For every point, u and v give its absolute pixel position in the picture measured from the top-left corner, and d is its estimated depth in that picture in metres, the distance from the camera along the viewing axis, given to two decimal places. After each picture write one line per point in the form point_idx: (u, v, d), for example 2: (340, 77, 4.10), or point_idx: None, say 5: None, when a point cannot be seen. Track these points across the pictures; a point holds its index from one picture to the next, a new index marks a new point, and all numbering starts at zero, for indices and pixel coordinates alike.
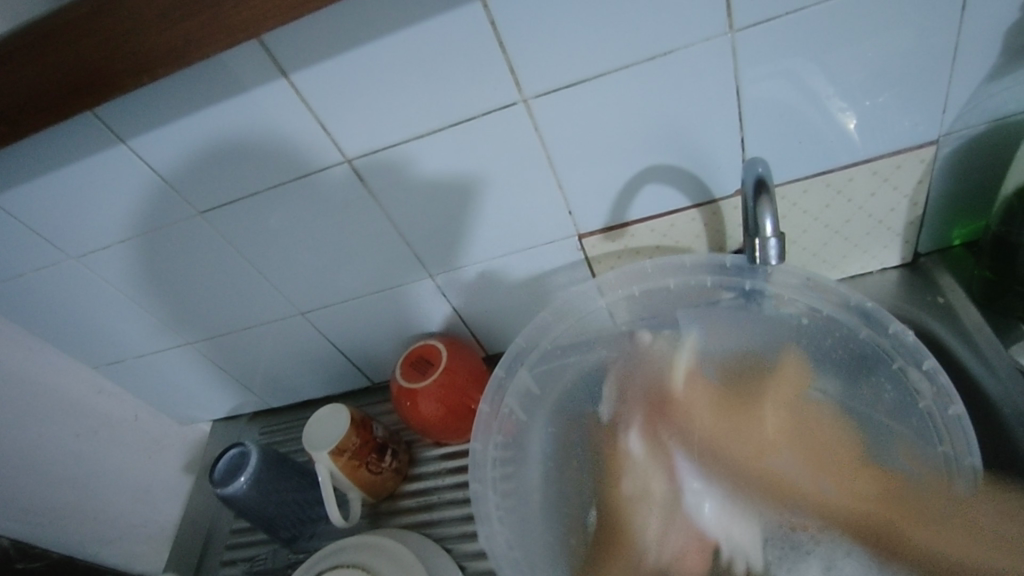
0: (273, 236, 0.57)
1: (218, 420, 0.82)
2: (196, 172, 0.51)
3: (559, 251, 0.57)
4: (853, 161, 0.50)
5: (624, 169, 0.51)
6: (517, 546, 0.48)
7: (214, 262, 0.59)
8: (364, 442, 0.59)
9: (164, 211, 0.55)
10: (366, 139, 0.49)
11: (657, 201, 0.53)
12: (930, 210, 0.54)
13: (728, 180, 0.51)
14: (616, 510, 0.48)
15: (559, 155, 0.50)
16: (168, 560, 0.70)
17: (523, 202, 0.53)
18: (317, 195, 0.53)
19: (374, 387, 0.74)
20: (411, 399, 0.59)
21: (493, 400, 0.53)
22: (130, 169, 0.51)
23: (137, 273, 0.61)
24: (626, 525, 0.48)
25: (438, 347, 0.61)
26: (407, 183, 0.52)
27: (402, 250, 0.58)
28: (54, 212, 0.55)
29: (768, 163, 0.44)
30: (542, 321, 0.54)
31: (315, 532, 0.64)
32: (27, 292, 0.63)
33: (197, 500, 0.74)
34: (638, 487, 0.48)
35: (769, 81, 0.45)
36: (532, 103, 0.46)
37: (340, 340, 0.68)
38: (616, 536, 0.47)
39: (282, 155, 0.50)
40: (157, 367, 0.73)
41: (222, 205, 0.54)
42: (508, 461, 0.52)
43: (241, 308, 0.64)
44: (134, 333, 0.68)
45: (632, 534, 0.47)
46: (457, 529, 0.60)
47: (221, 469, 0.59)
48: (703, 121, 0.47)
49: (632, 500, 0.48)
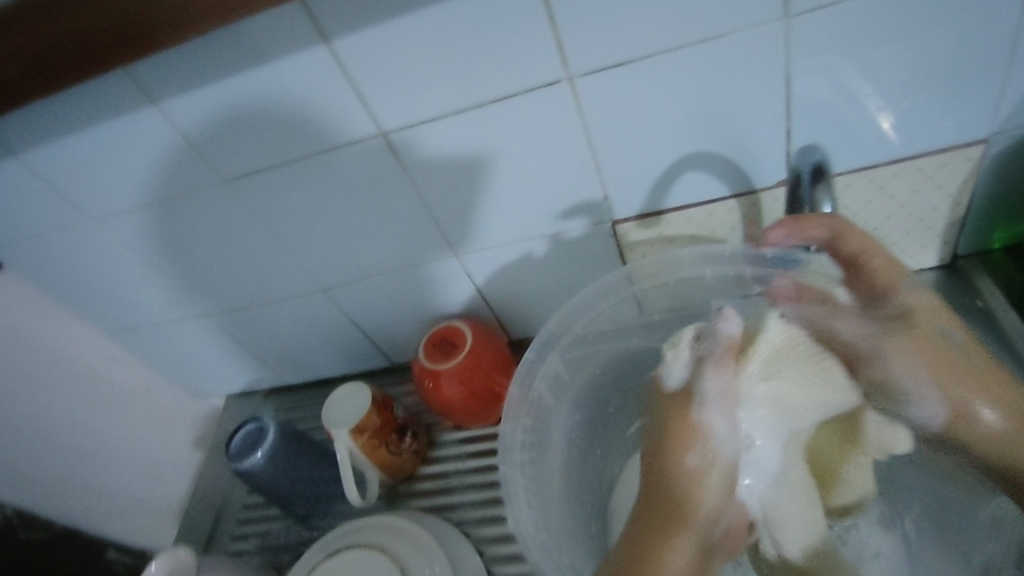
0: (302, 209, 0.56)
1: (230, 395, 0.82)
2: (227, 138, 0.50)
3: (591, 236, 0.56)
4: (898, 156, 0.49)
5: (665, 154, 0.50)
6: (543, 529, 0.47)
7: (239, 232, 0.59)
8: (383, 422, 0.58)
9: (192, 179, 0.54)
10: (404, 112, 0.48)
11: (695, 189, 0.52)
12: (972, 211, 0.53)
13: (770, 171, 0.50)
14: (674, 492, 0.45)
15: (598, 137, 0.49)
16: (178, 532, 0.69)
17: (559, 183, 0.52)
18: (350, 169, 0.52)
19: (391, 368, 0.73)
20: (433, 381, 0.58)
21: (523, 382, 0.51)
22: (159, 133, 0.50)
23: (159, 240, 0.60)
24: (674, 504, 0.44)
25: (462, 329, 0.60)
26: (442, 159, 0.51)
27: (432, 229, 0.57)
28: (78, 173, 0.54)
29: (821, 146, 0.46)
30: (577, 305, 0.52)
31: (329, 511, 0.63)
32: (46, 255, 0.63)
33: (208, 473, 0.73)
34: (705, 458, 0.45)
35: (820, 70, 0.44)
36: (577, 81, 0.45)
37: (361, 318, 0.67)
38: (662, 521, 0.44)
39: (315, 124, 0.49)
40: (172, 338, 0.73)
41: (251, 173, 0.53)
42: (535, 445, 0.51)
43: (262, 281, 0.64)
44: (152, 301, 0.68)
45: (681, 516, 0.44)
46: (476, 513, 0.59)
47: (238, 443, 0.59)
48: (749, 108, 0.46)
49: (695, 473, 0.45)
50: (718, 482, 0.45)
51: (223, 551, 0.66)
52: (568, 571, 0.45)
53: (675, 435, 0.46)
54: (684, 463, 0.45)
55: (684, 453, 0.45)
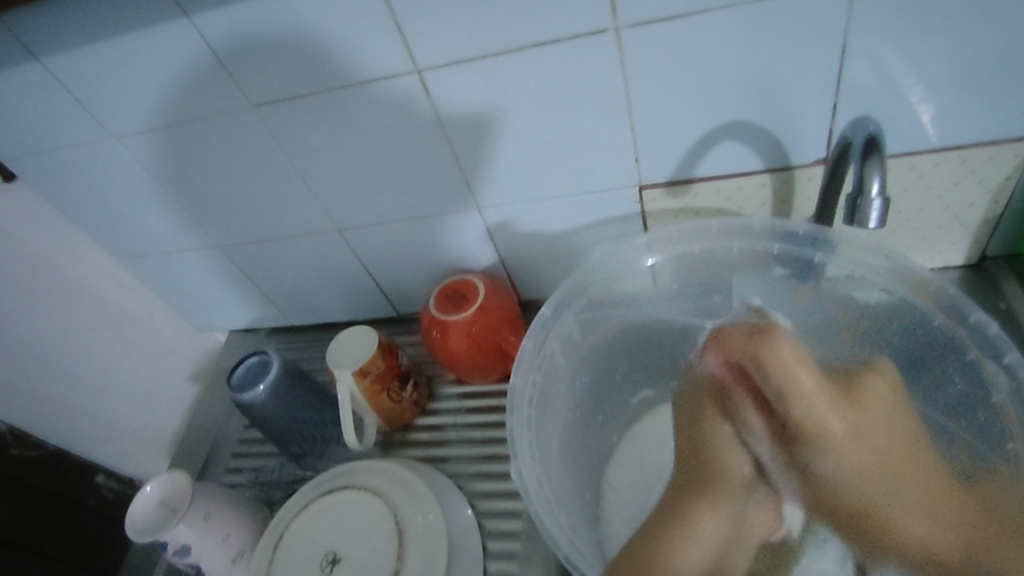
0: (324, 143, 0.55)
1: (233, 331, 0.81)
2: (256, 62, 0.49)
3: (617, 200, 0.55)
4: (944, 145, 0.48)
5: (705, 120, 0.48)
6: (545, 484, 0.47)
7: (258, 162, 0.57)
8: (388, 367, 0.58)
9: (214, 101, 0.52)
10: (440, 49, 0.46)
11: (729, 160, 0.50)
12: (1010, 211, 0.51)
13: (809, 148, 0.49)
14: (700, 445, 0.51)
15: (637, 97, 0.47)
16: (172, 459, 0.70)
17: (591, 141, 0.51)
18: (378, 106, 0.51)
19: (397, 318, 0.73)
20: (441, 331, 0.58)
21: (538, 337, 0.51)
22: (186, 50, 0.49)
23: (176, 163, 0.59)
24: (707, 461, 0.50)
25: (474, 283, 0.59)
26: (473, 105, 0.50)
27: (455, 177, 0.55)
28: (100, 84, 0.52)
29: (879, 122, 0.40)
30: (598, 266, 0.52)
31: (324, 452, 0.63)
32: (60, 168, 0.61)
33: (206, 405, 0.73)
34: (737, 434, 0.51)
35: (878, 45, 0.42)
36: (623, 33, 0.44)
37: (373, 264, 0.66)
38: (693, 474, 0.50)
39: (348, 54, 0.47)
40: (180, 267, 0.72)
41: (276, 101, 0.52)
42: (541, 403, 0.51)
43: (277, 217, 0.62)
44: (163, 227, 0.67)
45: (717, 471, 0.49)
46: (471, 468, 0.59)
47: (240, 376, 0.59)
48: (798, 79, 0.45)
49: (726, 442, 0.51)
50: (742, 466, 0.50)
51: (216, 481, 0.66)
52: (567, 527, 0.45)
53: (717, 412, 0.51)
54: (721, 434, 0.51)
55: (717, 423, 0.51)
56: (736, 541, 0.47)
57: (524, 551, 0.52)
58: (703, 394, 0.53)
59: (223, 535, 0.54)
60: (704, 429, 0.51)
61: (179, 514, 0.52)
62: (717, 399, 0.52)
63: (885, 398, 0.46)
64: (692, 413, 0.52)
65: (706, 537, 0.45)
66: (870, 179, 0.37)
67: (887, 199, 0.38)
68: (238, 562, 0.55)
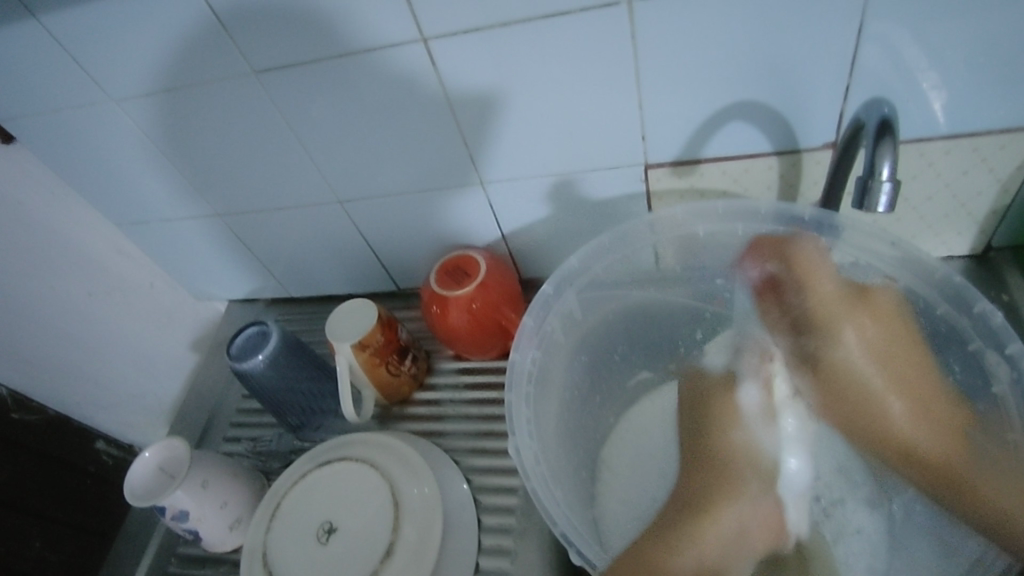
0: (327, 113, 0.54)
1: (233, 301, 0.81)
2: (258, 25, 0.48)
3: (622, 179, 0.54)
4: (956, 132, 0.47)
5: (715, 99, 0.47)
6: (542, 462, 0.47)
7: (259, 130, 0.57)
8: (387, 341, 0.58)
9: (216, 66, 0.51)
10: (447, 18, 0.45)
11: (737, 141, 0.50)
12: (1019, 201, 0.50)
13: (819, 131, 0.48)
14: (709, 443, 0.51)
15: (646, 73, 0.46)
16: (171, 426, 0.70)
17: (597, 118, 0.50)
18: (382, 75, 0.50)
19: (397, 293, 0.73)
20: (441, 307, 0.58)
21: (538, 315, 0.51)
22: (188, 12, 0.48)
23: (176, 128, 0.58)
24: (724, 460, 0.50)
25: (476, 259, 0.59)
26: (479, 77, 0.49)
27: (459, 151, 0.55)
28: (99, 45, 0.51)
29: (893, 104, 0.39)
30: (601, 245, 0.52)
31: (321, 424, 0.63)
32: (61, 131, 0.61)
33: (205, 374, 0.73)
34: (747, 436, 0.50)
35: (895, 26, 0.42)
36: (635, 6, 0.43)
37: (374, 237, 0.66)
38: (714, 471, 0.50)
39: (353, 21, 0.46)
40: (181, 235, 0.71)
41: (279, 68, 0.51)
42: (540, 381, 0.51)
43: (278, 187, 0.62)
44: (163, 194, 0.66)
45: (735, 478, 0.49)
46: (467, 443, 0.59)
47: (239, 345, 0.59)
48: (811, 59, 0.44)
49: (740, 450, 0.50)
50: (755, 462, 0.50)
51: (214, 449, 0.67)
52: (562, 504, 0.45)
53: (721, 407, 0.52)
54: (734, 434, 0.51)
55: (729, 427, 0.51)
56: (740, 547, 0.47)
57: (519, 526, 0.53)
58: (698, 395, 0.53)
59: (221, 502, 0.54)
60: (705, 434, 0.52)
61: (178, 479, 0.52)
62: (712, 404, 0.52)
63: (900, 395, 0.45)
64: (694, 416, 0.53)
65: (706, 540, 0.46)
66: (880, 163, 0.37)
67: (897, 182, 0.37)
68: (235, 529, 0.56)
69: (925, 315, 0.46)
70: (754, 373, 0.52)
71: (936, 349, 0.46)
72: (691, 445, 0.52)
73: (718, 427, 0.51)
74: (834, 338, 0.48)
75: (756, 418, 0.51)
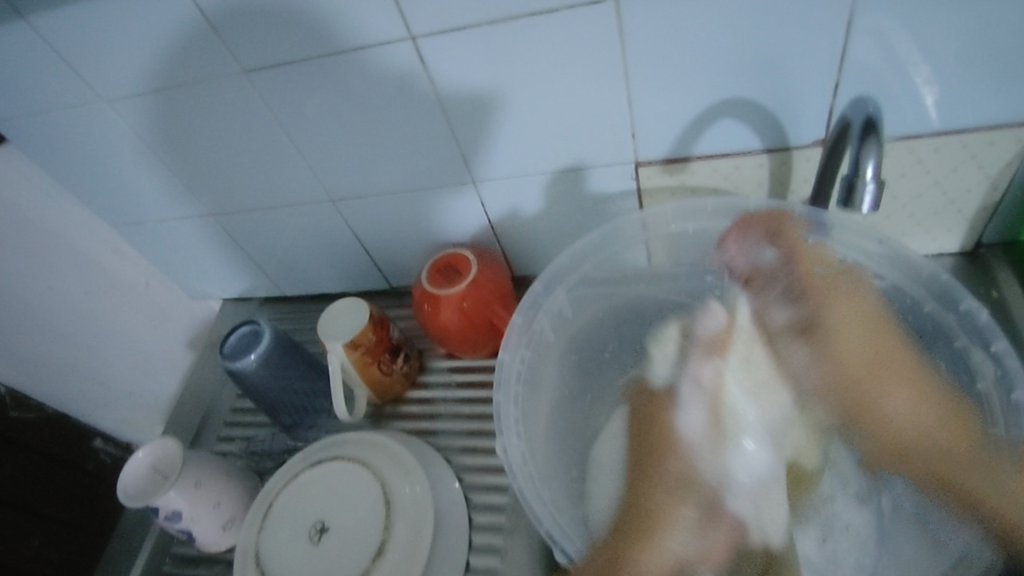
0: (317, 111, 0.54)
1: (228, 300, 0.81)
2: (245, 23, 0.48)
3: (612, 177, 0.54)
4: (945, 129, 0.47)
5: (704, 96, 0.47)
6: (529, 461, 0.47)
7: (250, 130, 0.56)
8: (379, 340, 0.58)
9: (206, 66, 0.51)
10: (435, 17, 0.45)
11: (727, 138, 0.50)
12: (1009, 197, 0.50)
13: (808, 128, 0.48)
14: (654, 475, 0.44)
15: (635, 71, 0.46)
16: (165, 426, 0.70)
17: (586, 115, 0.50)
18: (371, 74, 0.50)
19: (391, 291, 0.73)
20: (433, 305, 0.58)
21: (528, 314, 0.51)
22: (177, 12, 0.48)
23: (167, 129, 0.58)
24: (655, 522, 0.43)
25: (467, 258, 0.59)
26: (468, 75, 0.49)
27: (449, 150, 0.55)
28: (89, 45, 0.51)
29: (878, 102, 0.39)
30: (590, 244, 0.52)
31: (315, 423, 0.63)
32: (52, 131, 0.61)
33: (199, 374, 0.74)
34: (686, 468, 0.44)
35: (883, 23, 0.41)
36: (622, 4, 0.42)
37: (367, 236, 0.66)
38: (641, 531, 0.43)
39: (341, 20, 0.46)
40: (174, 235, 0.71)
41: (268, 67, 0.51)
42: (529, 380, 0.51)
43: (270, 186, 0.62)
44: (156, 194, 0.66)
45: (657, 534, 0.42)
46: (459, 442, 0.59)
47: (232, 345, 0.59)
48: (800, 56, 0.44)
49: (676, 483, 0.44)
50: (698, 476, 0.44)
51: (208, 449, 0.67)
52: (549, 503, 0.46)
53: (664, 416, 0.47)
54: (669, 461, 0.44)
55: (669, 450, 0.45)
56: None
57: (509, 525, 0.53)
58: (643, 405, 0.49)
59: (214, 502, 0.55)
60: (653, 450, 0.46)
61: (171, 480, 0.52)
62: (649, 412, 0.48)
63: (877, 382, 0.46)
64: (641, 426, 0.48)
65: (634, 540, 0.42)
66: (863, 164, 0.37)
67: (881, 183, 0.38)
68: (228, 528, 0.56)
69: (913, 313, 0.47)
70: (698, 396, 0.45)
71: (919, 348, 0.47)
72: (635, 456, 0.47)
73: (658, 453, 0.45)
74: (825, 305, 0.47)
75: (707, 443, 0.44)
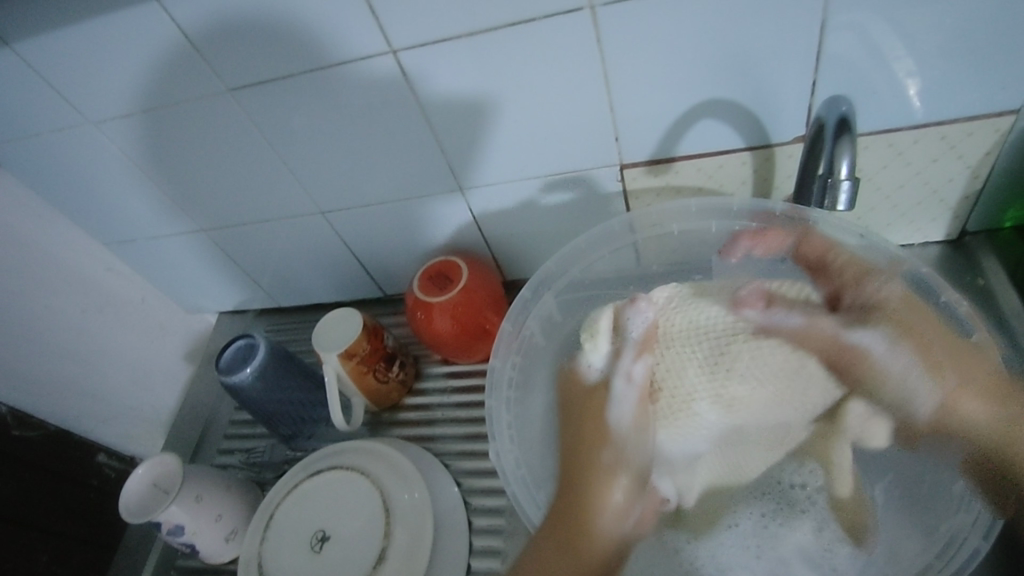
0: (302, 126, 0.54)
1: (224, 313, 0.82)
2: (228, 42, 0.48)
3: (598, 180, 0.55)
4: (923, 122, 0.47)
5: (684, 98, 0.48)
6: (522, 465, 0.49)
7: (238, 146, 0.57)
8: (373, 349, 0.59)
9: (191, 84, 0.52)
10: (415, 30, 0.46)
11: (709, 138, 0.50)
12: (990, 185, 0.51)
13: (788, 126, 0.49)
14: (584, 461, 0.48)
15: (615, 76, 0.47)
16: (166, 441, 0.71)
17: (569, 120, 0.50)
18: (355, 87, 0.50)
19: (384, 299, 0.73)
20: (426, 312, 0.58)
21: (517, 319, 0.52)
22: (160, 33, 0.48)
23: (155, 147, 0.58)
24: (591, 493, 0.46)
25: (458, 264, 0.59)
26: (449, 85, 0.49)
27: (435, 158, 0.55)
28: (74, 68, 0.52)
29: (850, 101, 0.41)
30: (576, 248, 0.53)
31: (313, 433, 0.64)
32: (42, 154, 0.61)
33: (198, 388, 0.74)
34: (616, 457, 0.48)
35: (856, 21, 0.42)
36: (599, 10, 0.43)
37: (358, 246, 0.66)
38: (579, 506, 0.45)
39: (324, 35, 0.47)
40: (168, 251, 0.72)
41: (253, 84, 0.51)
42: (521, 384, 0.52)
43: (260, 200, 0.62)
44: (147, 211, 0.66)
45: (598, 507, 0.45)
46: (457, 447, 0.60)
47: (228, 358, 0.59)
48: (776, 56, 0.44)
49: (607, 469, 0.47)
50: (625, 465, 0.48)
51: (209, 462, 0.68)
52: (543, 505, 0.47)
53: (586, 416, 0.49)
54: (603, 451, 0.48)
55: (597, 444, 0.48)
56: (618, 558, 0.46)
57: (509, 528, 0.54)
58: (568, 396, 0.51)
59: (215, 515, 0.55)
60: (579, 445, 0.48)
61: (171, 495, 0.53)
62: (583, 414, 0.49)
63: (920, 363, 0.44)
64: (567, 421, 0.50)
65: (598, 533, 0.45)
66: (836, 164, 0.41)
67: (855, 179, 0.41)
68: (231, 540, 0.56)
69: None
70: (630, 391, 0.49)
71: None
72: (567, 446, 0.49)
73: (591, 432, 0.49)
74: (873, 284, 0.46)
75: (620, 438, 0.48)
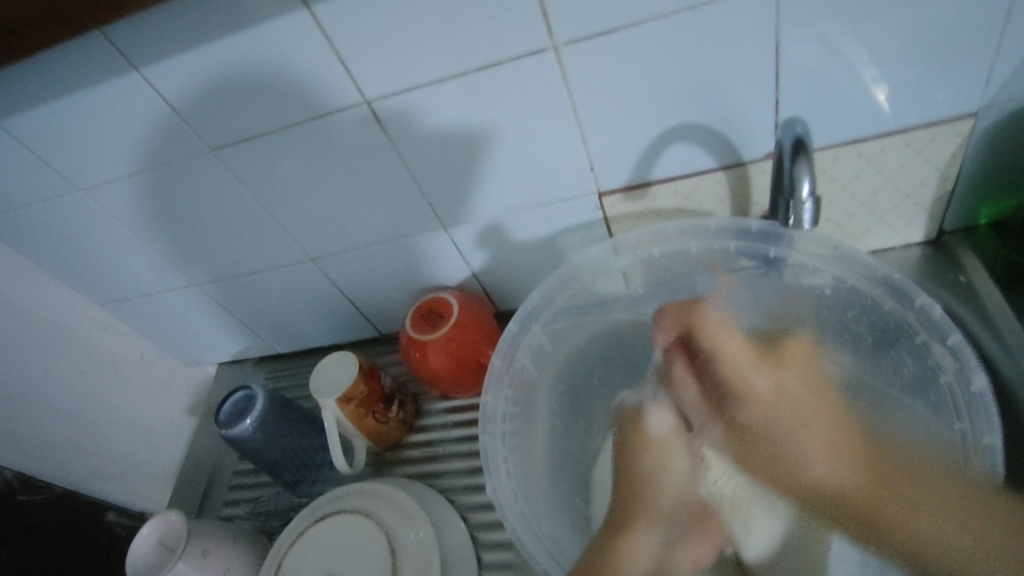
0: (287, 178, 0.55)
1: (224, 362, 0.82)
2: (209, 105, 0.49)
3: (579, 208, 0.56)
4: (886, 130, 0.49)
5: (655, 125, 0.49)
6: (521, 499, 0.49)
7: (225, 201, 0.58)
8: (370, 391, 0.59)
9: (176, 147, 0.53)
10: (387, 82, 0.47)
11: (679, 163, 0.52)
12: (961, 185, 0.52)
13: (758, 144, 0.50)
14: (637, 481, 0.52)
15: (584, 107, 0.48)
16: (172, 497, 0.71)
17: (544, 154, 0.52)
18: (335, 137, 0.52)
19: (380, 338, 0.75)
20: (420, 350, 0.59)
21: (507, 353, 0.53)
22: (141, 101, 0.50)
23: (145, 208, 0.60)
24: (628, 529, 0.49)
25: (448, 301, 0.61)
26: (424, 130, 0.51)
27: (419, 199, 0.57)
28: (61, 140, 0.53)
29: (806, 121, 0.43)
30: (561, 277, 0.54)
31: (318, 477, 0.65)
32: (34, 224, 0.62)
33: (202, 440, 0.75)
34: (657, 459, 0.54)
35: (807, 42, 0.44)
36: (563, 50, 0.45)
37: (350, 289, 0.67)
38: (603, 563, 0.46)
39: (302, 92, 0.48)
40: (164, 307, 0.73)
41: (235, 142, 0.52)
42: (518, 416, 0.54)
43: (251, 252, 0.64)
44: (141, 269, 0.67)
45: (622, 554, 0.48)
46: (463, 481, 0.60)
47: (227, 412, 0.60)
48: (738, 78, 0.46)
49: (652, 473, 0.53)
50: (666, 514, 0.52)
51: (216, 514, 0.68)
52: (546, 539, 0.48)
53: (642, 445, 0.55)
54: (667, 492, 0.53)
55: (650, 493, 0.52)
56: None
57: (517, 559, 0.54)
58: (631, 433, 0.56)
59: (224, 568, 0.55)
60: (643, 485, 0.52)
61: (178, 552, 0.53)
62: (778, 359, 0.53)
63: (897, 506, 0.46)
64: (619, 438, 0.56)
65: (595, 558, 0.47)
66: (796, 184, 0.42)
67: (817, 196, 0.43)
68: None
69: (874, 312, 0.49)
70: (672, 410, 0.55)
71: (891, 342, 0.49)
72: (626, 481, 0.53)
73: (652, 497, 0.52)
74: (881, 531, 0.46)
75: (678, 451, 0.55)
